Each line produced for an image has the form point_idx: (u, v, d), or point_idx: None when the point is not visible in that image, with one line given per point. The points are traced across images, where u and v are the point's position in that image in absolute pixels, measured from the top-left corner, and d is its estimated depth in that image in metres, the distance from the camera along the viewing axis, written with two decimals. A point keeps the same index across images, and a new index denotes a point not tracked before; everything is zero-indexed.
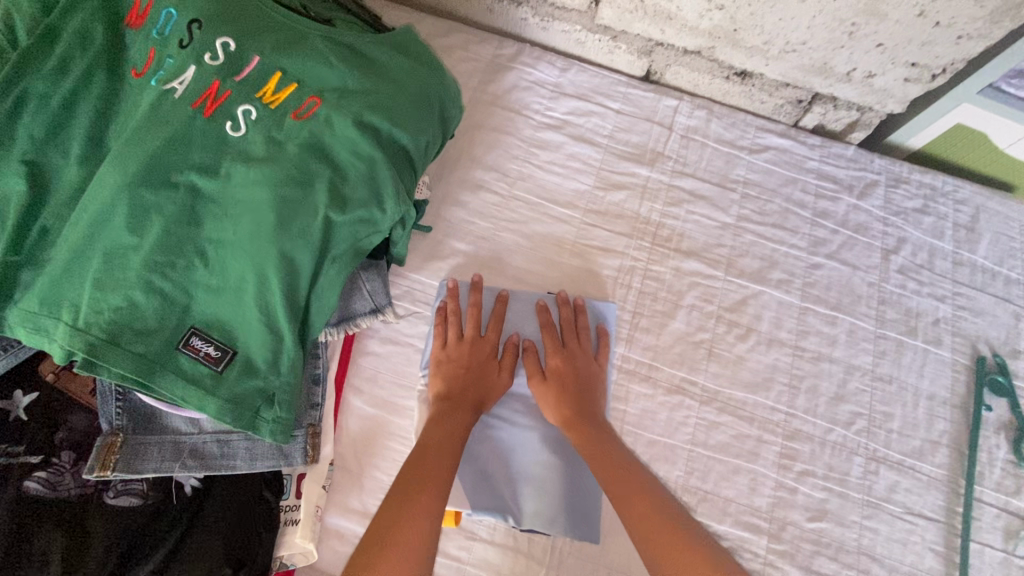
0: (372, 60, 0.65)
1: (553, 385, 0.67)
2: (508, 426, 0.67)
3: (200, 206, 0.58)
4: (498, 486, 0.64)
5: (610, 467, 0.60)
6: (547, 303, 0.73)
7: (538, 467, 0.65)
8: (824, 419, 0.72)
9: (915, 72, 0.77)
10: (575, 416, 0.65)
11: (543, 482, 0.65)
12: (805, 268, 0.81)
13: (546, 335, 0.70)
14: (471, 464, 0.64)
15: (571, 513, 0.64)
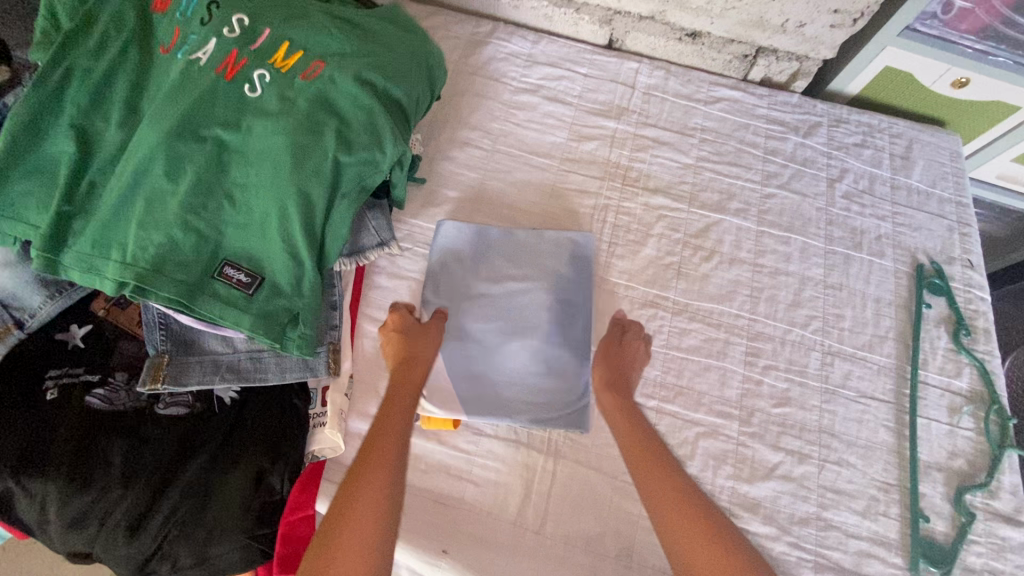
0: (366, 29, 0.75)
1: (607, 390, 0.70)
2: (500, 339, 0.75)
3: (225, 155, 0.67)
4: (492, 394, 0.73)
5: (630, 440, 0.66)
6: (532, 283, 0.78)
7: (527, 373, 0.74)
8: (783, 322, 0.82)
9: (839, 19, 0.88)
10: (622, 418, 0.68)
11: (531, 388, 0.73)
12: (759, 198, 0.91)
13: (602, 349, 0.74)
14: (466, 373, 0.73)
15: (559, 408, 0.73)
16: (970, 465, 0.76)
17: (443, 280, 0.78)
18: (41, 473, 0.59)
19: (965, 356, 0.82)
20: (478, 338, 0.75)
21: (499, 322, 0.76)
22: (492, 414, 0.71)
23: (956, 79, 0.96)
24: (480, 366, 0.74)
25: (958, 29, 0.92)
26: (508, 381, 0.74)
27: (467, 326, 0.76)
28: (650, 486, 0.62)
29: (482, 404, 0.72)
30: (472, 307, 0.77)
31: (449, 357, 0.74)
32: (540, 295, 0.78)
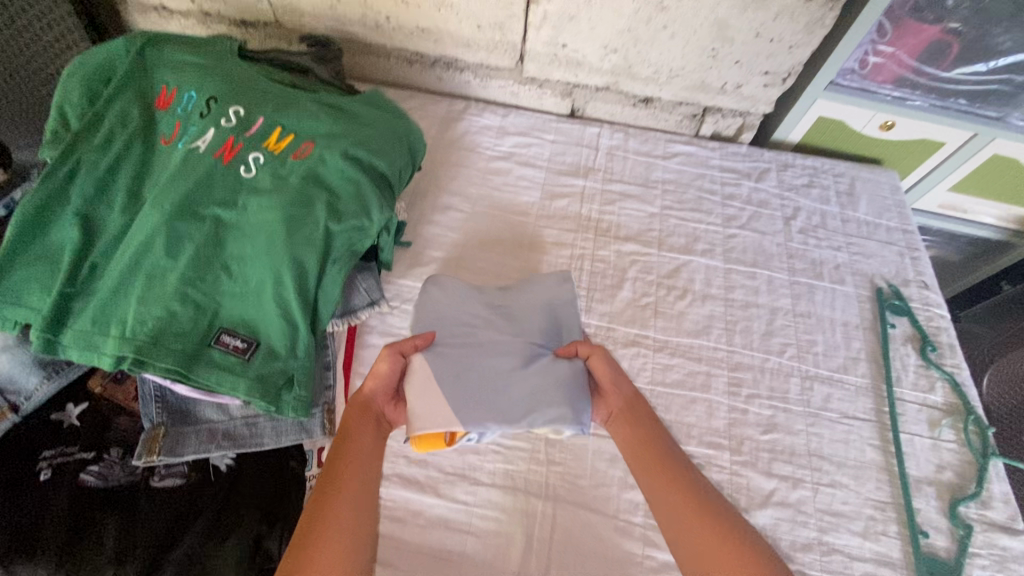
0: (350, 112, 0.84)
1: (620, 416, 0.70)
2: (491, 343, 0.73)
3: (222, 230, 0.72)
4: (481, 398, 0.69)
5: (648, 454, 0.65)
6: (521, 294, 0.80)
7: (522, 371, 0.71)
8: (760, 351, 0.86)
9: (770, 79, 0.99)
10: (639, 444, 0.67)
11: (518, 390, 0.70)
12: (723, 239, 0.97)
13: (601, 363, 0.72)
14: (458, 380, 0.69)
15: (559, 406, 0.69)
16: (958, 476, 0.78)
17: (428, 305, 0.78)
18: (31, 558, 0.58)
19: (935, 371, 0.86)
20: (467, 348, 0.72)
21: (487, 333, 0.75)
22: (494, 422, 0.68)
23: (883, 122, 1.07)
24: (475, 374, 0.70)
25: (875, 80, 1.03)
26: (505, 385, 0.70)
27: (455, 339, 0.74)
28: (674, 501, 0.61)
29: (482, 412, 0.68)
30: (457, 322, 0.76)
31: (451, 369, 0.70)
32: (524, 304, 0.79)
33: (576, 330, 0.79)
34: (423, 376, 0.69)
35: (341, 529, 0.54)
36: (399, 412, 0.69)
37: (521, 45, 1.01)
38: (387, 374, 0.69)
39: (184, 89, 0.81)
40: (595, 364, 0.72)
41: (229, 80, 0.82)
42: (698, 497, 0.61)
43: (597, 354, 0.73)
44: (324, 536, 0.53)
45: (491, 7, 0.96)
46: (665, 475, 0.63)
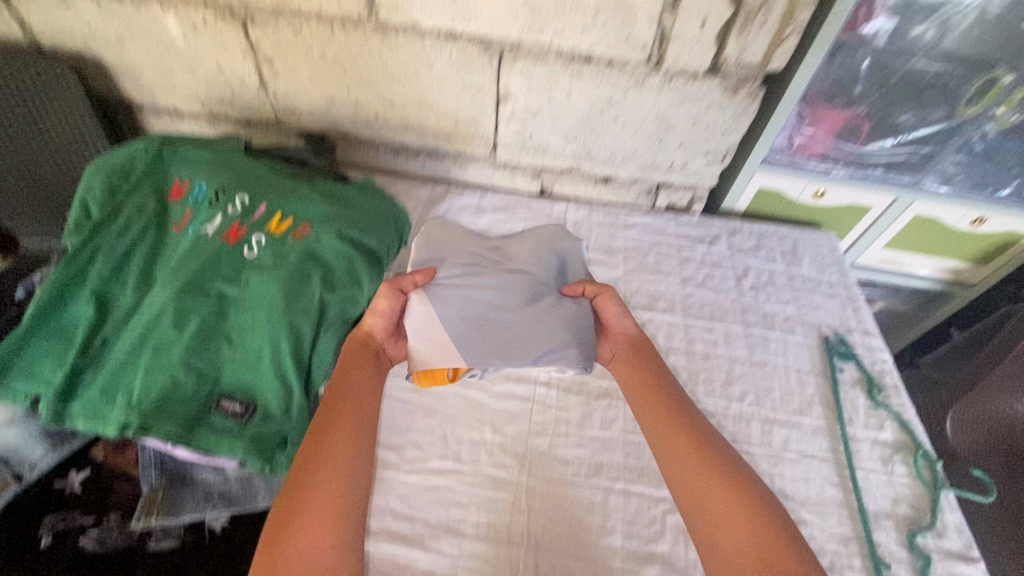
0: (344, 198, 0.95)
1: (622, 357, 0.86)
2: (495, 277, 0.86)
3: (226, 304, 0.80)
4: (483, 330, 0.83)
5: (642, 386, 0.81)
6: (521, 242, 0.93)
7: (524, 313, 0.84)
8: (721, 398, 0.93)
9: (711, 159, 1.14)
10: (636, 377, 0.83)
11: (516, 323, 0.83)
12: (682, 297, 1.08)
13: (607, 304, 0.88)
14: (464, 312, 0.83)
15: (552, 339, 0.83)
16: (914, 509, 0.83)
17: (430, 243, 0.90)
18: None
19: (883, 410, 0.94)
20: (474, 288, 0.85)
21: (492, 274, 0.87)
22: (495, 359, 0.81)
23: (815, 191, 1.20)
24: (479, 312, 0.83)
25: (802, 156, 1.17)
26: (507, 324, 0.83)
27: (456, 282, 0.86)
28: (662, 422, 0.76)
29: (485, 348, 0.82)
30: (464, 267, 0.87)
31: (459, 305, 0.83)
32: (524, 248, 0.91)
33: (582, 268, 0.93)
34: (419, 317, 0.82)
35: (335, 466, 0.65)
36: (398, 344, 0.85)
37: (493, 136, 1.16)
38: (386, 312, 0.82)
39: (196, 181, 0.92)
40: (602, 307, 0.89)
41: (236, 173, 0.94)
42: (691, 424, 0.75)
43: (604, 296, 0.89)
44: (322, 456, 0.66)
45: (465, 106, 1.10)
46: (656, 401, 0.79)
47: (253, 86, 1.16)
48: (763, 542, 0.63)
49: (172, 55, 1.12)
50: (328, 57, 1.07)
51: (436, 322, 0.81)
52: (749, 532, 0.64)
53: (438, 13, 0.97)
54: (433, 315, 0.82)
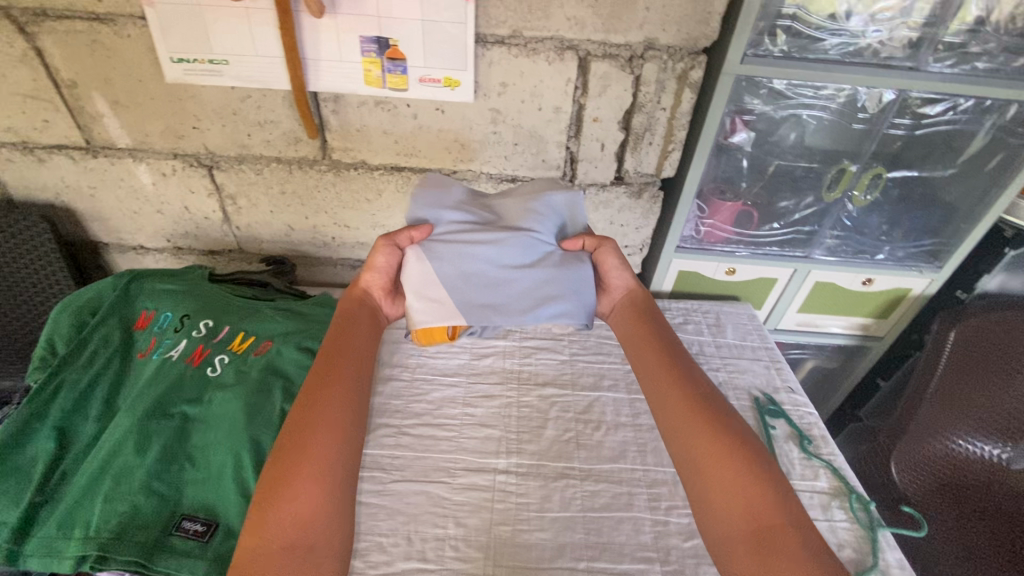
0: (303, 313, 1.04)
1: (624, 313, 1.07)
2: (493, 233, 1.02)
3: (189, 424, 0.85)
4: (480, 285, 1.01)
5: (641, 340, 1.02)
6: (515, 200, 1.07)
7: (518, 274, 1.01)
8: (670, 466, 0.99)
9: (632, 250, 1.31)
10: (634, 332, 1.04)
11: (510, 281, 1.01)
12: (624, 373, 1.17)
13: (604, 254, 1.07)
14: (462, 268, 1.00)
15: (542, 296, 1.01)
16: (857, 551, 0.88)
17: (425, 198, 1.04)
18: None
19: (816, 461, 1.02)
20: (470, 245, 1.00)
21: (490, 231, 1.03)
22: (493, 315, 0.99)
23: (726, 269, 1.38)
24: (475, 268, 1.01)
25: (709, 241, 1.34)
26: (499, 281, 1.01)
27: (451, 238, 1.02)
28: (655, 370, 0.97)
29: (477, 303, 1.00)
30: (464, 225, 1.03)
31: (462, 262, 1.00)
32: (514, 206, 1.07)
33: (582, 224, 1.09)
34: (416, 275, 0.99)
35: (327, 435, 0.80)
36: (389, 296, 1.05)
37: None
38: (381, 266, 1.01)
39: (161, 311, 1.00)
40: (603, 259, 1.07)
41: (200, 299, 1.02)
42: (679, 371, 0.95)
43: (602, 248, 1.07)
44: (317, 420, 0.81)
45: None
46: (652, 351, 0.99)
47: (217, 221, 1.27)
48: (738, 483, 0.80)
49: (142, 200, 1.24)
50: (288, 192, 1.21)
51: (434, 280, 0.98)
52: (721, 463, 0.82)
53: (384, 151, 1.14)
54: (430, 273, 0.99)
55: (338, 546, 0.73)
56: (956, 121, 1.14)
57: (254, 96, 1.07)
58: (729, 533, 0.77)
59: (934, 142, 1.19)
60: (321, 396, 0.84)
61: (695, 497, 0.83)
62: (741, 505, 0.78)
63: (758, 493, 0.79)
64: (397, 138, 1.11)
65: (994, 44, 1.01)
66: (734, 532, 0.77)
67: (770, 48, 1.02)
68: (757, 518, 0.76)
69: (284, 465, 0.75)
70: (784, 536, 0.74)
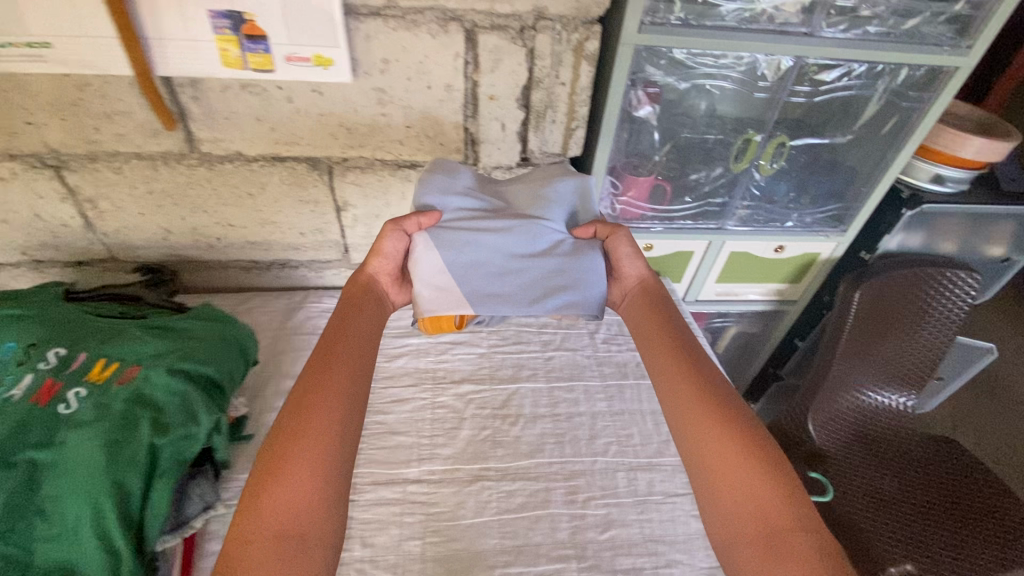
0: (176, 329, 0.93)
1: (636, 303, 0.98)
2: (503, 220, 0.95)
3: (37, 473, 0.73)
4: (487, 274, 0.93)
5: (654, 329, 0.93)
6: (526, 187, 1.01)
7: (529, 262, 0.94)
8: (588, 455, 0.97)
9: None
10: (646, 320, 0.95)
11: (519, 269, 0.94)
12: (544, 362, 1.14)
13: (616, 242, 0.99)
14: (469, 254, 0.92)
15: (552, 286, 0.93)
16: None
17: (433, 180, 0.97)
18: None
19: None
20: (478, 231, 0.93)
21: (499, 218, 0.96)
22: (500, 304, 0.92)
23: (644, 245, 1.36)
24: (484, 256, 0.93)
25: (625, 218, 1.31)
26: (508, 269, 0.93)
27: (459, 225, 0.94)
28: (663, 360, 0.88)
29: (486, 293, 0.92)
30: (473, 212, 0.97)
31: (468, 248, 0.92)
32: (524, 192, 1.01)
33: (593, 212, 1.03)
34: (426, 263, 0.91)
35: (325, 419, 0.75)
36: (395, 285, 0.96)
37: (342, 241, 1.20)
38: (389, 252, 0.93)
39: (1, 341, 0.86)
40: (614, 248, 1.00)
41: (51, 325, 0.89)
42: (689, 361, 0.86)
43: (614, 236, 1.00)
44: (314, 406, 0.75)
45: (306, 218, 1.14)
46: (663, 340, 0.90)
47: (78, 228, 1.11)
48: (749, 480, 0.73)
49: None
50: (157, 191, 1.07)
51: (443, 268, 0.91)
52: (732, 460, 0.75)
53: (261, 141, 1.02)
54: (440, 262, 0.91)
55: (332, 531, 0.68)
56: (852, 87, 1.14)
57: (94, 84, 0.92)
58: (735, 534, 0.71)
59: (832, 108, 1.21)
60: (321, 381, 0.78)
61: (702, 495, 0.76)
62: (751, 504, 0.71)
63: (772, 493, 0.71)
64: (274, 125, 1.00)
65: (883, 6, 1.02)
66: (741, 531, 0.70)
67: (667, 15, 0.97)
68: (769, 518, 0.69)
69: (284, 445, 0.71)
70: (795, 538, 0.67)
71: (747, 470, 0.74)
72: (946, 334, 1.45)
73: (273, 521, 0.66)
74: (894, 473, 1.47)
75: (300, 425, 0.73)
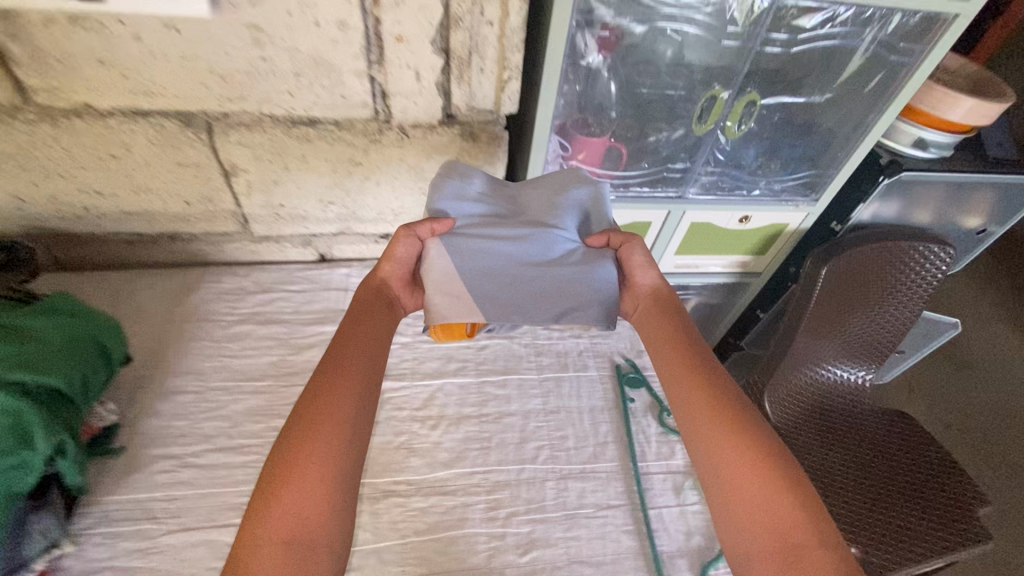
0: (9, 326, 0.74)
1: (643, 308, 0.86)
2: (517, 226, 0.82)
3: None
4: (500, 282, 0.78)
5: (661, 332, 0.82)
6: (543, 190, 0.88)
7: (545, 268, 0.79)
8: (515, 463, 0.87)
9: None
10: (655, 324, 0.84)
11: (536, 279, 0.79)
12: (474, 353, 1.01)
13: (629, 253, 0.85)
14: (480, 260, 0.78)
15: (571, 298, 0.79)
16: (706, 537, 0.82)
17: (441, 181, 0.84)
18: None
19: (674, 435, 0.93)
20: (490, 237, 0.80)
21: (513, 224, 0.82)
22: (514, 316, 0.77)
23: None
24: (497, 263, 0.78)
25: None
26: (524, 279, 0.78)
27: (473, 229, 0.81)
28: (674, 365, 0.79)
29: (501, 303, 0.77)
30: (488, 218, 0.83)
31: (479, 252, 0.78)
32: (539, 198, 0.87)
33: (607, 221, 0.88)
34: (436, 267, 0.77)
35: (342, 414, 0.65)
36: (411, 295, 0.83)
37: (239, 211, 1.01)
38: (402, 257, 0.80)
39: None
40: (626, 257, 0.85)
41: None
42: (699, 368, 0.77)
43: (628, 245, 0.85)
44: (329, 402, 0.65)
45: (189, 185, 0.95)
46: (674, 345, 0.80)
47: None
48: (766, 492, 0.66)
49: None
50: None
51: (454, 272, 0.76)
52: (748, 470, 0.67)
53: (113, 90, 0.82)
54: (451, 269, 0.76)
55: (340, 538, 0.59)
56: (835, 36, 0.98)
57: None
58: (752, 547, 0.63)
59: (812, 61, 1.04)
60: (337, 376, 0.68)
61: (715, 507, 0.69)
62: (767, 515, 0.64)
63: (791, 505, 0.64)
64: (125, 71, 0.79)
65: None
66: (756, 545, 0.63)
67: None
68: (786, 530, 0.63)
69: (297, 441, 0.62)
70: (816, 554, 0.60)
71: (764, 482, 0.66)
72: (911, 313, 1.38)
73: (275, 533, 0.56)
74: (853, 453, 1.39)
75: (312, 422, 0.63)
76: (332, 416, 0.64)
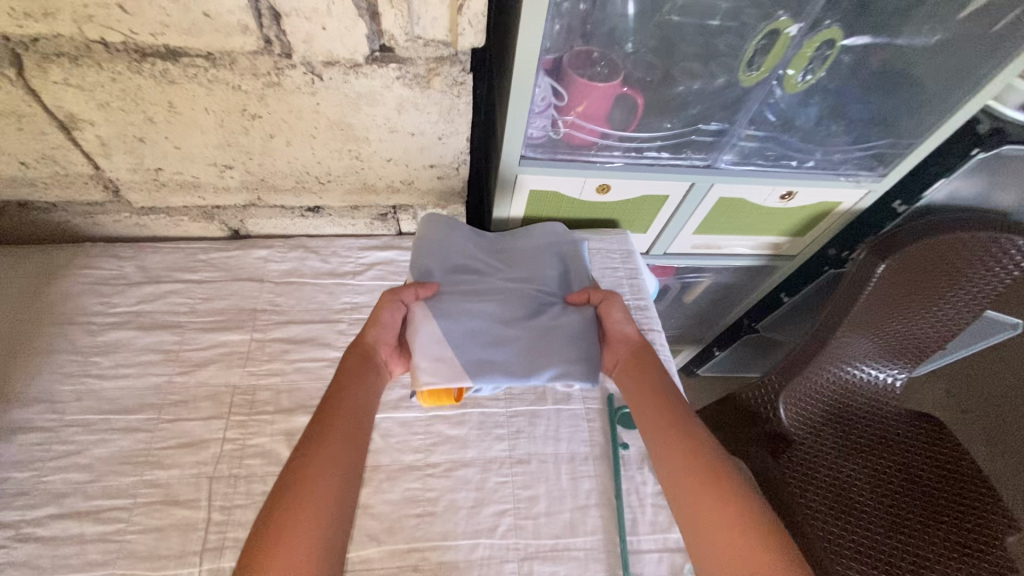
0: None
1: (626, 364, 0.67)
2: (499, 288, 0.72)
3: None
4: (483, 344, 0.67)
5: (645, 391, 0.63)
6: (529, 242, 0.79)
7: (529, 327, 0.69)
8: (466, 537, 0.67)
9: (441, 171, 0.80)
10: (637, 380, 0.65)
11: (520, 338, 0.68)
12: None
13: (610, 310, 0.70)
14: (461, 320, 0.67)
15: (559, 354, 0.67)
16: None
17: (420, 240, 0.75)
18: None
19: None
20: (470, 300, 0.70)
21: (495, 285, 0.73)
22: (499, 378, 0.65)
23: (597, 185, 0.91)
24: (479, 324, 0.68)
25: (572, 146, 0.85)
26: (505, 341, 0.68)
27: (454, 291, 0.71)
28: (659, 436, 0.59)
29: (486, 368, 0.65)
30: (466, 279, 0.73)
31: (459, 313, 0.68)
32: (526, 250, 0.77)
33: (587, 277, 0.77)
34: (422, 333, 0.64)
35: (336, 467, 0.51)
36: (399, 364, 0.66)
37: (101, 174, 0.73)
38: (391, 323, 0.65)
39: None
40: (607, 316, 0.70)
41: None
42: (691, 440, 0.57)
43: (609, 301, 0.71)
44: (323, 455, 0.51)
45: (13, 141, 0.66)
46: (660, 408, 0.61)
47: None
48: None
49: None
50: None
51: (442, 337, 0.65)
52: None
53: None
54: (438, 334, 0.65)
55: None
56: None
57: None
58: None
59: None
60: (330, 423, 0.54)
61: None
62: None
63: None
64: None
65: None
66: None
67: None
68: None
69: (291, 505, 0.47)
70: None
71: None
72: (964, 309, 0.98)
73: None
74: (865, 463, 1.07)
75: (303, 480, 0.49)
76: (326, 466, 0.51)
